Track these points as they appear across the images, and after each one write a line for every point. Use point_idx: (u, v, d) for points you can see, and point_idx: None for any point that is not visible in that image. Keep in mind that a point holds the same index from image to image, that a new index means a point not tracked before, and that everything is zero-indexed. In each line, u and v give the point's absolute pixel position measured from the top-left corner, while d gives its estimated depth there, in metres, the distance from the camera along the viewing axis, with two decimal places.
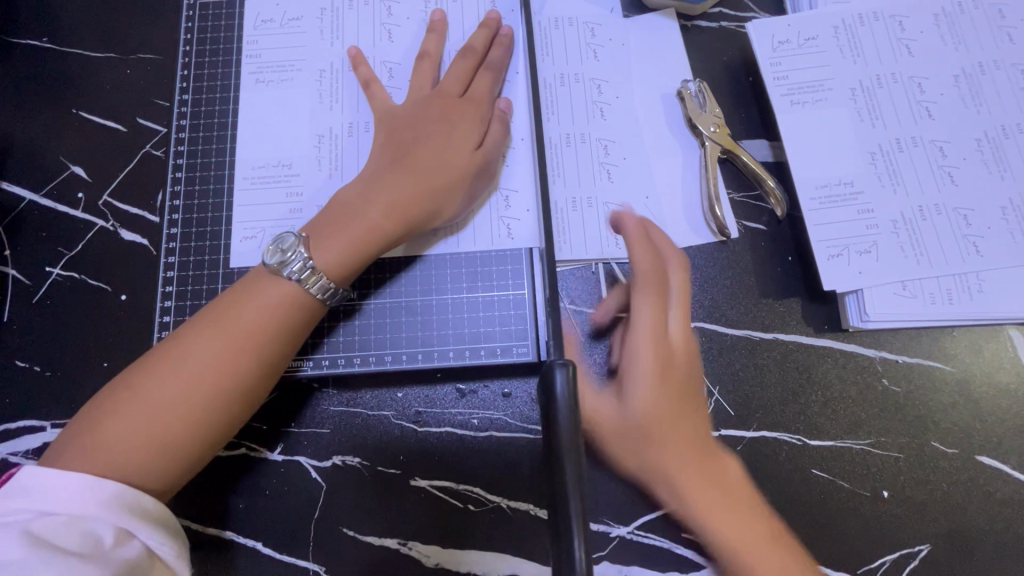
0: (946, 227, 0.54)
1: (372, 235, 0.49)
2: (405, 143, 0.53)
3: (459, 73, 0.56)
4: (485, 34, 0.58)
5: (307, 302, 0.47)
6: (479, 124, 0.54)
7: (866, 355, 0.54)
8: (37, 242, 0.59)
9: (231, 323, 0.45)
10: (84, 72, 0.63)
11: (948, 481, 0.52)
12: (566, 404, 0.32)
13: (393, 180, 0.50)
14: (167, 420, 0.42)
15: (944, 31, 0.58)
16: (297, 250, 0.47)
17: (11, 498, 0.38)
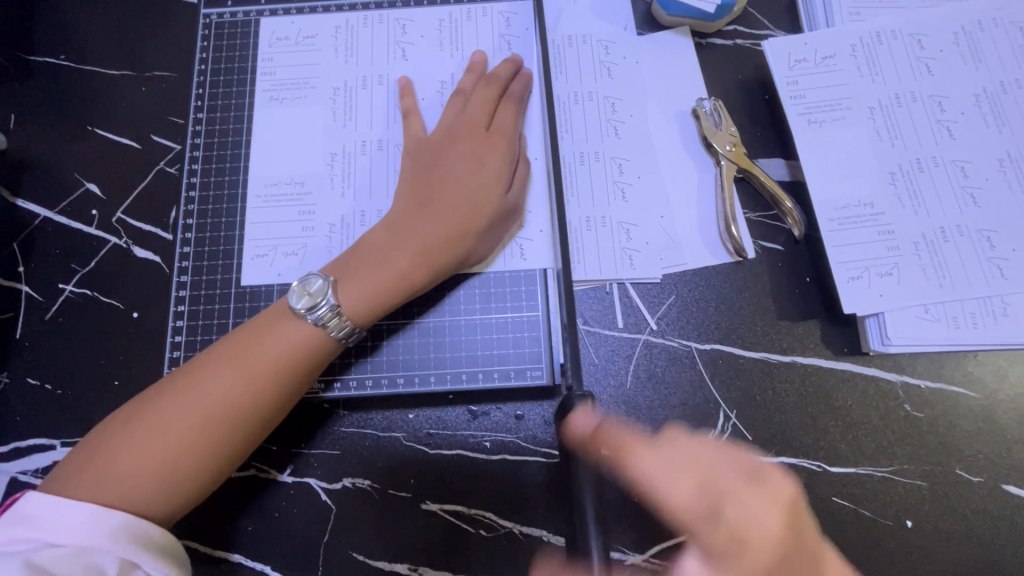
0: (968, 248, 0.52)
1: (399, 284, 0.49)
2: (429, 181, 0.52)
3: (484, 106, 0.55)
4: (510, 68, 0.57)
5: (328, 343, 0.47)
6: (504, 162, 0.53)
7: (888, 379, 0.53)
8: (51, 258, 0.59)
9: (249, 357, 0.45)
10: (100, 90, 0.63)
11: (973, 511, 0.50)
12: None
13: (419, 224, 0.50)
14: (178, 453, 0.42)
15: (964, 50, 0.57)
16: (322, 293, 0.47)
17: (14, 528, 0.38)
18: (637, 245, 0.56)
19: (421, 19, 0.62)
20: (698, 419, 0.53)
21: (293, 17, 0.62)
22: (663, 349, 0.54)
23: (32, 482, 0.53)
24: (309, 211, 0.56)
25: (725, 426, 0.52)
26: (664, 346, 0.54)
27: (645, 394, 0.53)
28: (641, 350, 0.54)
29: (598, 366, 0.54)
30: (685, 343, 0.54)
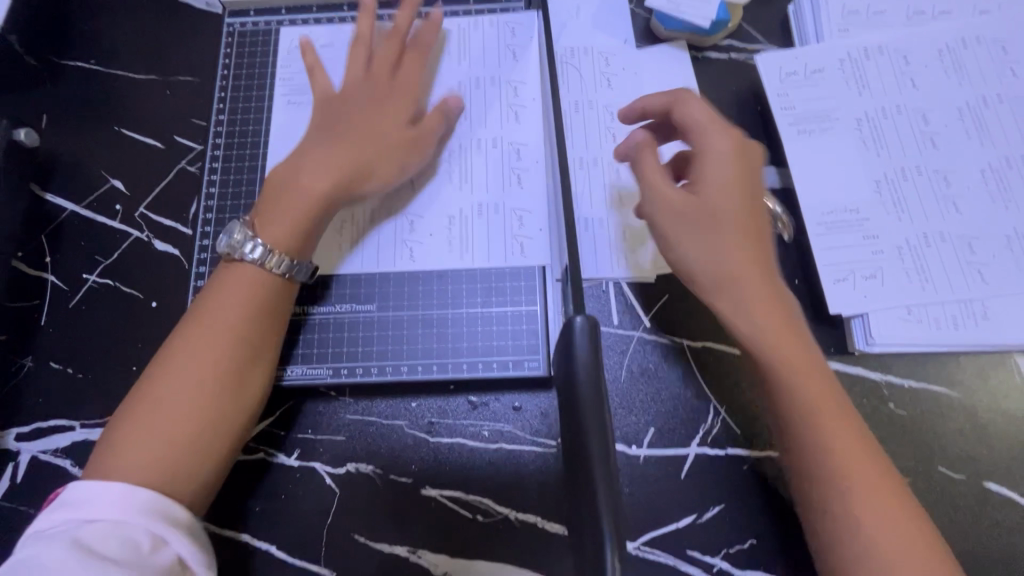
0: (950, 254, 0.55)
1: (313, 211, 0.52)
2: (336, 117, 0.55)
3: (389, 55, 0.59)
4: (407, 16, 0.60)
5: (270, 281, 0.50)
6: (408, 104, 0.58)
7: (872, 379, 0.55)
8: (77, 250, 0.62)
9: (205, 318, 0.48)
10: (127, 92, 0.67)
11: (954, 507, 0.52)
12: (584, 356, 0.35)
13: (325, 156, 0.53)
14: (178, 419, 0.45)
15: (947, 66, 0.60)
16: (243, 234, 0.50)
17: (61, 509, 0.41)
18: (630, 245, 0.58)
19: (431, 31, 0.65)
20: (689, 412, 0.55)
21: (310, 27, 0.66)
22: (656, 346, 0.57)
23: (52, 461, 0.56)
24: None
25: (715, 420, 0.55)
26: (658, 343, 0.57)
27: (639, 388, 0.56)
28: (636, 346, 0.57)
29: None
30: (678, 340, 0.57)
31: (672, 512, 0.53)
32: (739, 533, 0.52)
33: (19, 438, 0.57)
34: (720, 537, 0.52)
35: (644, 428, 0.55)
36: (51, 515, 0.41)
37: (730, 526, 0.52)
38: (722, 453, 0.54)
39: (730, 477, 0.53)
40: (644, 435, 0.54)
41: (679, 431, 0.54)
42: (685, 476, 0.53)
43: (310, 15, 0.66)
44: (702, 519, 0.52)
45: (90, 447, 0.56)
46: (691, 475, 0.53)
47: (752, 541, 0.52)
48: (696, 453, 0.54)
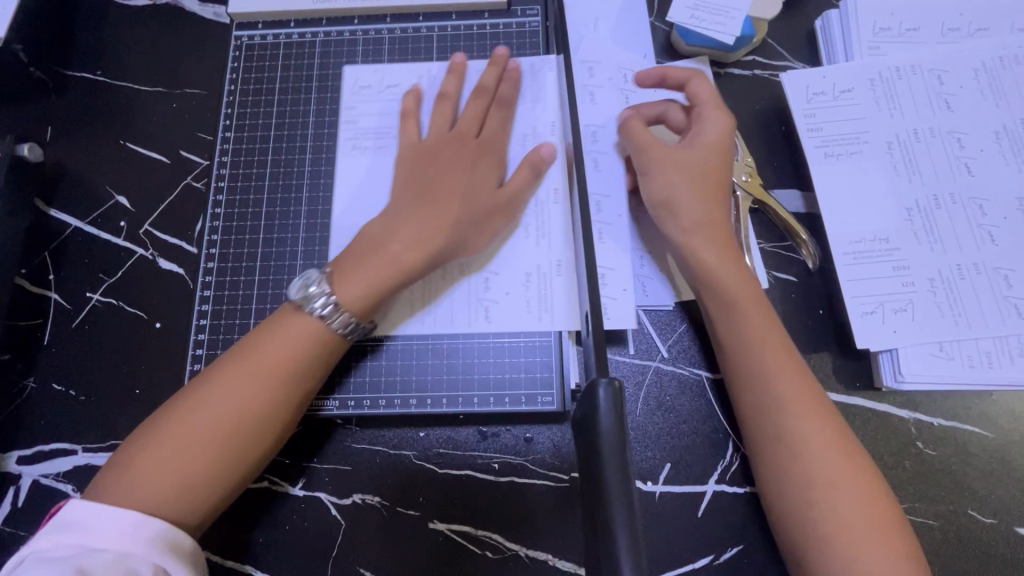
0: (985, 287, 0.52)
1: (393, 274, 0.49)
2: (424, 179, 0.53)
3: (475, 116, 0.57)
4: (494, 70, 0.59)
5: (330, 338, 0.48)
6: (496, 170, 0.55)
7: (900, 416, 0.53)
8: (80, 268, 0.61)
9: (255, 361, 0.46)
10: (133, 105, 0.66)
11: (985, 553, 0.50)
12: (609, 428, 0.29)
13: (414, 218, 0.51)
14: (203, 464, 0.43)
15: (984, 87, 0.57)
16: (320, 285, 0.48)
17: (61, 534, 0.40)
18: (650, 273, 0.56)
19: (445, 46, 0.63)
20: (707, 448, 0.53)
21: (319, 39, 0.64)
22: (673, 377, 0.55)
23: (54, 485, 0.55)
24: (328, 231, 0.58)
25: (734, 457, 0.52)
26: (675, 374, 0.55)
27: (655, 422, 0.54)
28: (652, 377, 0.55)
29: None
30: (696, 371, 0.55)
31: (689, 552, 0.51)
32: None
33: (20, 461, 0.55)
34: None
35: (660, 465, 0.52)
36: (53, 537, 0.39)
37: (750, 568, 0.50)
38: (741, 492, 0.52)
39: (750, 517, 0.51)
40: (660, 471, 0.52)
41: (696, 468, 0.52)
42: (703, 515, 0.51)
43: (319, 28, 0.64)
44: (719, 561, 0.50)
45: (93, 471, 0.55)
46: (709, 515, 0.51)
47: None
48: (714, 491, 0.52)
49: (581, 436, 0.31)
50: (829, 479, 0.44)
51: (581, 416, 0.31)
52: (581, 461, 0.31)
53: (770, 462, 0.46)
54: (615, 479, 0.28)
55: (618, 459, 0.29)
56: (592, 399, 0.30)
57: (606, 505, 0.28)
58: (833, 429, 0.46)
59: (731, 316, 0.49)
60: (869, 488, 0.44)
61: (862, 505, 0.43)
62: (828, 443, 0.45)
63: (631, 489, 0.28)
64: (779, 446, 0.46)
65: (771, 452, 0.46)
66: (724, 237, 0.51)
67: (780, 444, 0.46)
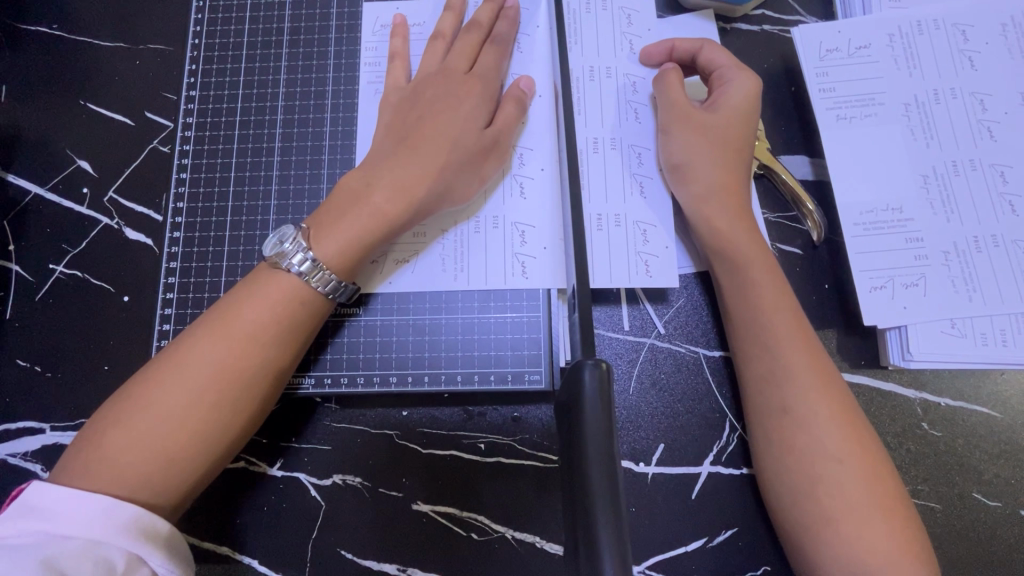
0: (1004, 261, 0.49)
1: (376, 225, 0.46)
2: (410, 122, 0.50)
3: (467, 54, 0.53)
4: (489, 8, 0.55)
5: (311, 298, 0.45)
6: (486, 107, 0.51)
7: (905, 396, 0.50)
8: (42, 238, 0.57)
9: (230, 326, 0.43)
10: (93, 62, 0.61)
11: (990, 537, 0.48)
12: (594, 410, 0.27)
13: (397, 161, 0.47)
14: (177, 439, 0.40)
15: (1012, 43, 0.53)
16: (296, 241, 0.45)
17: (23, 518, 0.37)
18: (653, 249, 0.51)
19: None
20: (703, 427, 0.50)
21: None
22: (668, 355, 0.52)
23: (22, 465, 0.52)
24: (301, 198, 0.54)
25: (731, 437, 0.50)
26: (670, 351, 0.52)
27: (649, 401, 0.51)
28: (646, 354, 0.52)
29: None
30: (692, 348, 0.52)
31: (681, 535, 0.49)
32: (754, 559, 0.48)
33: None
34: (732, 563, 0.48)
35: (653, 445, 0.50)
36: (14, 524, 0.36)
37: (744, 550, 0.48)
38: (737, 473, 0.49)
39: (745, 498, 0.49)
40: (653, 452, 0.50)
41: (692, 448, 0.50)
42: (696, 496, 0.49)
43: None
44: (714, 543, 0.48)
45: (61, 451, 0.53)
46: (703, 496, 0.49)
47: (765, 568, 0.48)
48: (710, 472, 0.50)
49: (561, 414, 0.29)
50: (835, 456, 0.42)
51: (564, 399, 0.28)
52: (562, 447, 0.28)
53: (773, 441, 0.44)
54: (597, 461, 0.26)
55: (601, 434, 0.26)
56: (577, 381, 0.28)
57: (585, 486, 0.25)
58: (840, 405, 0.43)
59: (744, 283, 0.47)
60: (871, 469, 0.42)
61: (869, 490, 0.41)
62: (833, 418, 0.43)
63: (616, 470, 0.25)
64: (781, 421, 0.44)
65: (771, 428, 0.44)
66: (735, 205, 0.49)
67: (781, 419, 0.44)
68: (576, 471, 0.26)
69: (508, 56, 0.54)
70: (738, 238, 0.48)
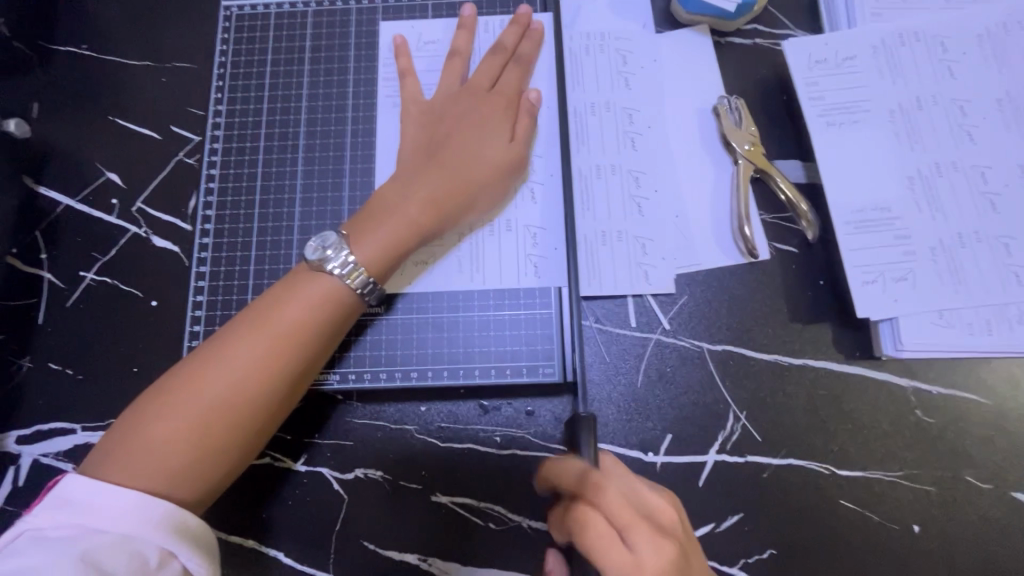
0: (986, 255, 0.52)
1: (410, 234, 0.49)
2: (436, 139, 0.53)
3: (488, 73, 0.56)
4: (515, 30, 0.58)
5: (345, 300, 0.47)
6: (505, 120, 0.54)
7: (899, 385, 0.53)
8: (73, 247, 0.60)
9: (270, 325, 0.45)
10: (121, 80, 0.64)
11: (983, 517, 0.50)
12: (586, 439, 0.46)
13: (427, 174, 0.51)
14: (216, 432, 0.43)
15: (988, 53, 0.57)
16: (338, 248, 0.48)
17: (62, 511, 0.39)
18: (652, 261, 0.56)
19: (439, 14, 0.62)
20: (708, 417, 0.53)
21: (312, 11, 0.62)
22: (674, 349, 0.55)
23: (55, 464, 0.54)
24: (324, 205, 0.57)
25: (735, 426, 0.53)
26: (675, 346, 0.55)
27: (656, 393, 0.54)
28: (653, 349, 0.55)
29: (609, 363, 0.54)
30: (696, 343, 0.55)
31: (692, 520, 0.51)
32: (759, 543, 0.51)
33: (19, 440, 0.55)
34: (739, 546, 0.50)
35: (661, 435, 0.53)
36: (52, 515, 0.39)
37: (750, 534, 0.51)
38: (741, 461, 0.52)
39: (750, 484, 0.51)
40: (661, 442, 0.53)
41: (698, 438, 0.53)
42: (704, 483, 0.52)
43: None
44: (721, 529, 0.51)
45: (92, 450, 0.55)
46: (710, 483, 0.52)
47: (771, 551, 0.50)
48: (715, 460, 0.52)
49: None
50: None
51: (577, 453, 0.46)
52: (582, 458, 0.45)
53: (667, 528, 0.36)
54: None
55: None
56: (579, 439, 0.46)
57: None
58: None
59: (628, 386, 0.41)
60: None
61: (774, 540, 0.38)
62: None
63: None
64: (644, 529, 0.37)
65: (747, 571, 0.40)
66: None
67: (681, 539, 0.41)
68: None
69: (530, 71, 0.58)
70: None
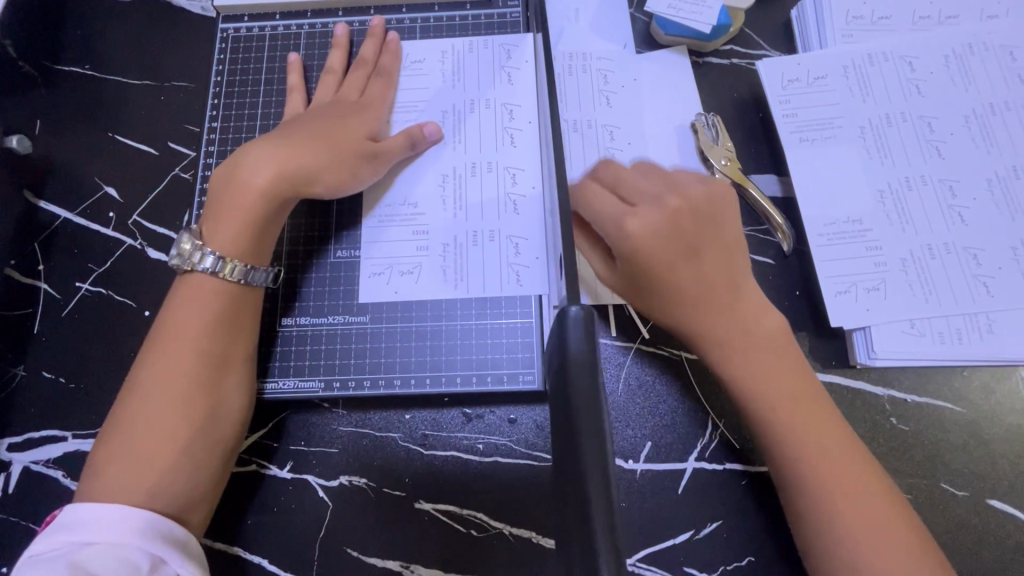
0: (955, 266, 0.54)
1: (239, 207, 0.50)
2: (287, 126, 0.55)
3: (354, 84, 0.60)
4: (373, 43, 0.62)
5: (232, 290, 0.49)
6: (373, 123, 0.57)
7: (874, 393, 0.54)
8: (70, 258, 0.62)
9: (170, 329, 0.47)
10: (121, 98, 0.66)
11: (960, 525, 0.51)
12: (578, 342, 0.32)
13: (258, 154, 0.52)
14: (156, 439, 0.44)
15: (954, 72, 0.59)
16: (195, 243, 0.49)
17: (54, 533, 0.40)
18: None
19: (427, 34, 0.64)
20: (687, 426, 0.54)
21: (304, 32, 0.65)
22: (653, 358, 0.56)
23: (45, 471, 0.55)
24: (311, 218, 0.58)
25: (713, 434, 0.54)
26: (655, 355, 0.56)
27: (635, 402, 0.55)
28: (632, 357, 0.56)
29: None
30: (675, 352, 0.56)
31: (675, 526, 0.52)
32: (737, 550, 0.51)
33: (11, 448, 0.56)
34: (718, 553, 0.51)
35: (640, 443, 0.54)
36: (48, 539, 0.40)
37: (729, 541, 0.51)
38: (720, 468, 0.53)
39: (729, 492, 0.52)
40: (640, 450, 0.53)
41: (676, 445, 0.53)
42: (683, 491, 0.52)
43: (304, 20, 0.65)
44: (700, 536, 0.51)
45: (82, 458, 0.56)
46: (689, 491, 0.52)
47: (750, 559, 0.51)
48: (694, 468, 0.53)
49: (557, 378, 0.33)
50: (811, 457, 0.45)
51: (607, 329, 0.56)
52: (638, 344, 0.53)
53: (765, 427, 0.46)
54: (595, 469, 0.27)
55: (587, 393, 0.30)
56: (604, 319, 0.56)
57: (585, 500, 0.27)
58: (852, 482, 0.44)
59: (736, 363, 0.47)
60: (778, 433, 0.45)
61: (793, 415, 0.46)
62: (830, 456, 0.45)
63: (606, 457, 0.28)
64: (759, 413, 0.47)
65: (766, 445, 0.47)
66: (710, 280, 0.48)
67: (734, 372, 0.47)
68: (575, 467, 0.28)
69: (394, 81, 0.61)
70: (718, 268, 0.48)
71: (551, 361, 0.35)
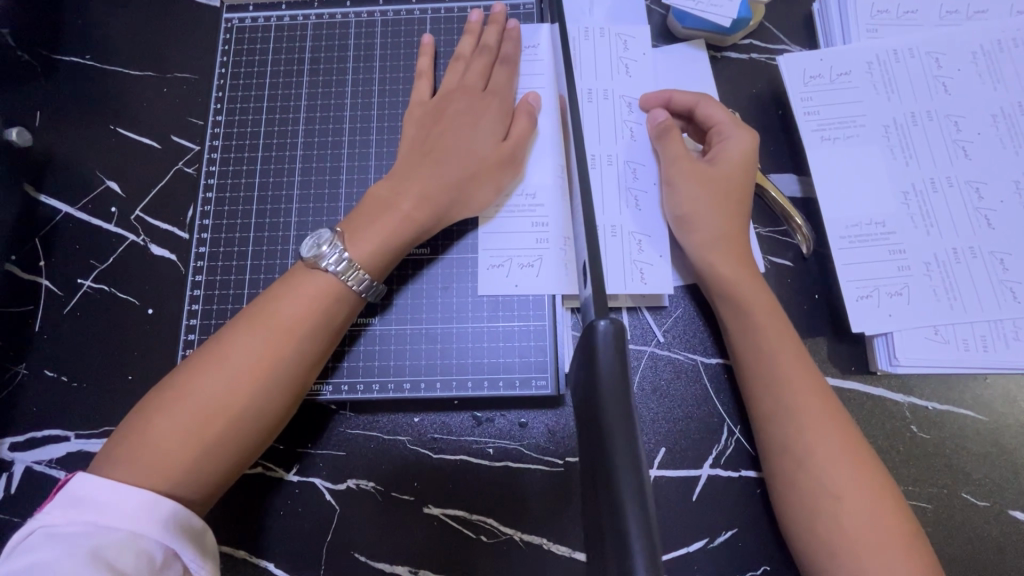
0: (981, 271, 0.52)
1: (404, 229, 0.49)
2: (432, 136, 0.53)
3: (477, 71, 0.57)
4: (495, 30, 0.59)
5: (344, 296, 0.47)
6: (501, 120, 0.55)
7: (894, 400, 0.52)
8: (72, 254, 0.60)
9: (269, 320, 0.45)
10: (124, 90, 0.65)
11: (981, 536, 0.50)
12: (609, 362, 0.30)
13: (419, 174, 0.51)
14: (219, 428, 0.42)
15: (982, 70, 0.57)
16: (332, 244, 0.47)
17: (71, 508, 0.38)
18: (648, 258, 0.54)
19: (439, 27, 0.62)
20: (702, 432, 0.53)
21: (311, 23, 0.63)
22: (668, 362, 0.55)
23: (48, 471, 0.54)
24: (320, 215, 0.57)
25: (729, 441, 0.52)
26: (670, 359, 0.55)
27: (650, 407, 0.53)
28: (647, 361, 0.55)
29: None
30: (691, 356, 0.55)
31: (690, 533, 0.51)
32: (752, 558, 0.50)
33: (13, 447, 0.55)
34: (733, 562, 0.50)
35: (655, 449, 0.52)
36: (64, 512, 0.38)
37: (744, 550, 0.50)
38: (735, 475, 0.52)
39: (744, 499, 0.51)
40: (655, 456, 0.52)
41: (691, 452, 0.52)
42: (697, 498, 0.51)
43: (311, 10, 0.63)
44: (714, 544, 0.50)
45: (85, 458, 0.55)
46: (703, 498, 0.51)
47: (765, 568, 0.50)
48: (709, 475, 0.52)
49: (583, 408, 0.31)
50: (834, 492, 0.43)
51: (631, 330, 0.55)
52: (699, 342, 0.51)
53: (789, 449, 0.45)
54: (631, 492, 0.26)
55: (622, 418, 0.28)
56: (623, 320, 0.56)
57: (617, 518, 0.25)
58: (871, 523, 0.43)
59: (772, 379, 0.47)
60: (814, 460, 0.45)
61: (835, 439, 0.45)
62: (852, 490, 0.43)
63: (642, 480, 0.26)
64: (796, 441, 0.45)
65: (784, 472, 0.46)
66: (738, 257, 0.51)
67: (758, 375, 0.48)
68: (608, 493, 0.26)
69: (517, 72, 0.58)
70: (726, 249, 0.51)
71: (574, 396, 0.33)
